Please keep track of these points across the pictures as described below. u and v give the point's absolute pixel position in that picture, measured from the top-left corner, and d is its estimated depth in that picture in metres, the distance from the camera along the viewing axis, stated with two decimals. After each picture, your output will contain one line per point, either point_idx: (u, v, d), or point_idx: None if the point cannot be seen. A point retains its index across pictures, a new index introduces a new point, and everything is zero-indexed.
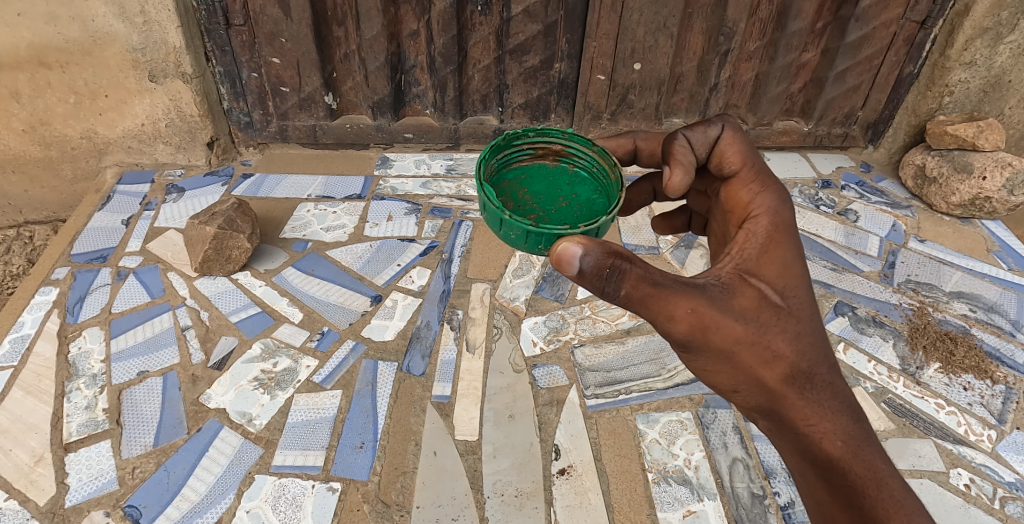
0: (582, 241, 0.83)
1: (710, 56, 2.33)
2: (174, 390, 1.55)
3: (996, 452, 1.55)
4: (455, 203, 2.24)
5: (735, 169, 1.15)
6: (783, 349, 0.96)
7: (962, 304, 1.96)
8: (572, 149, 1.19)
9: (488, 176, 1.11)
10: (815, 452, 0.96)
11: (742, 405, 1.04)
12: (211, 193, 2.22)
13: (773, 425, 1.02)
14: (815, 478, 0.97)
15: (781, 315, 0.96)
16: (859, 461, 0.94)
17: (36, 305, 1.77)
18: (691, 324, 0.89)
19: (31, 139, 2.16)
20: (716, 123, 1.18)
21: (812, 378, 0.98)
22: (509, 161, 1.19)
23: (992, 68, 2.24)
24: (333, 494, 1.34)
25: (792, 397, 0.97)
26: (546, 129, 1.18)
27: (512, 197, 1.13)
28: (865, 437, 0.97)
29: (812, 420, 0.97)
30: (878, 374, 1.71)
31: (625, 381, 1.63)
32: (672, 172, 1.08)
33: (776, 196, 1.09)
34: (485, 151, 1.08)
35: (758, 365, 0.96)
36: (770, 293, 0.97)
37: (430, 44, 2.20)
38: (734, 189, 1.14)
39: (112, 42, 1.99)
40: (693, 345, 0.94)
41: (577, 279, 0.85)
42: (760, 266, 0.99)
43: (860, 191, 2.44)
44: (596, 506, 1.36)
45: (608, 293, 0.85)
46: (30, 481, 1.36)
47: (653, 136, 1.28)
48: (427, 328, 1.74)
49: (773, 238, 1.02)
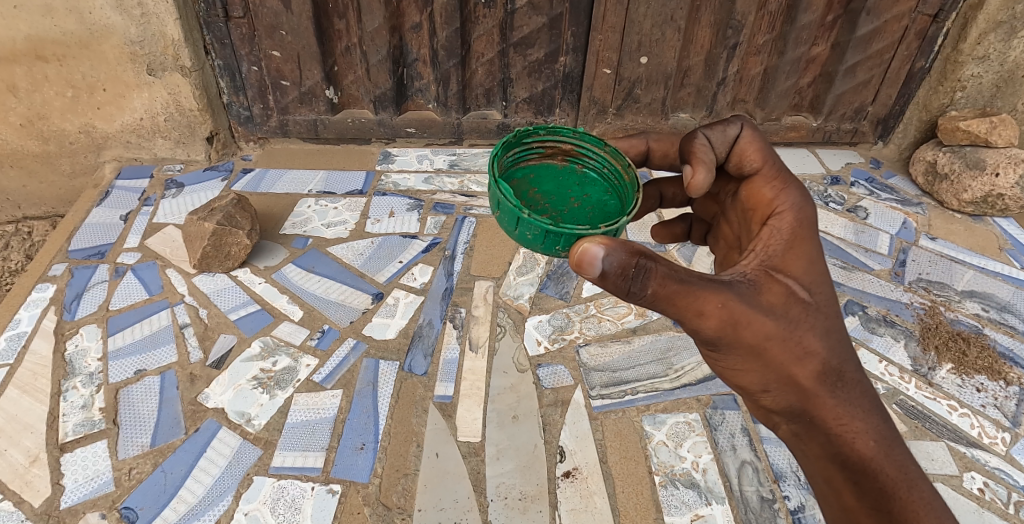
0: (603, 242, 0.81)
1: (719, 50, 2.28)
2: (172, 390, 1.52)
3: (1010, 455, 1.51)
4: (458, 199, 2.20)
5: (756, 167, 1.10)
6: (814, 345, 0.94)
7: (975, 304, 1.92)
8: (582, 149, 1.16)
9: (499, 175, 1.07)
10: (845, 453, 0.94)
11: (770, 405, 1.01)
12: (211, 188, 2.19)
13: (801, 427, 0.99)
14: (843, 481, 0.94)
15: (810, 311, 0.94)
16: (890, 462, 0.92)
17: (33, 302, 1.74)
18: (721, 320, 0.86)
19: (29, 133, 2.13)
20: (735, 123, 1.13)
21: (842, 376, 0.96)
22: (517, 160, 1.14)
23: (1005, 62, 2.19)
24: (333, 497, 1.31)
25: (823, 396, 0.95)
26: (556, 128, 1.14)
27: (522, 197, 1.10)
28: (894, 438, 0.95)
29: (844, 420, 0.94)
30: (889, 375, 1.67)
31: (632, 381, 1.60)
32: (695, 170, 1.05)
33: (800, 193, 1.04)
34: (497, 148, 1.04)
35: (790, 363, 0.93)
36: (797, 289, 0.94)
37: (432, 37, 2.16)
38: (755, 187, 1.10)
39: (110, 35, 1.95)
40: (722, 342, 0.91)
41: (599, 281, 0.83)
42: (787, 261, 0.96)
43: (870, 188, 2.40)
44: (602, 510, 1.33)
45: (634, 293, 0.82)
46: (24, 482, 1.34)
47: (666, 137, 1.25)
48: (430, 326, 1.71)
49: (798, 235, 0.99)
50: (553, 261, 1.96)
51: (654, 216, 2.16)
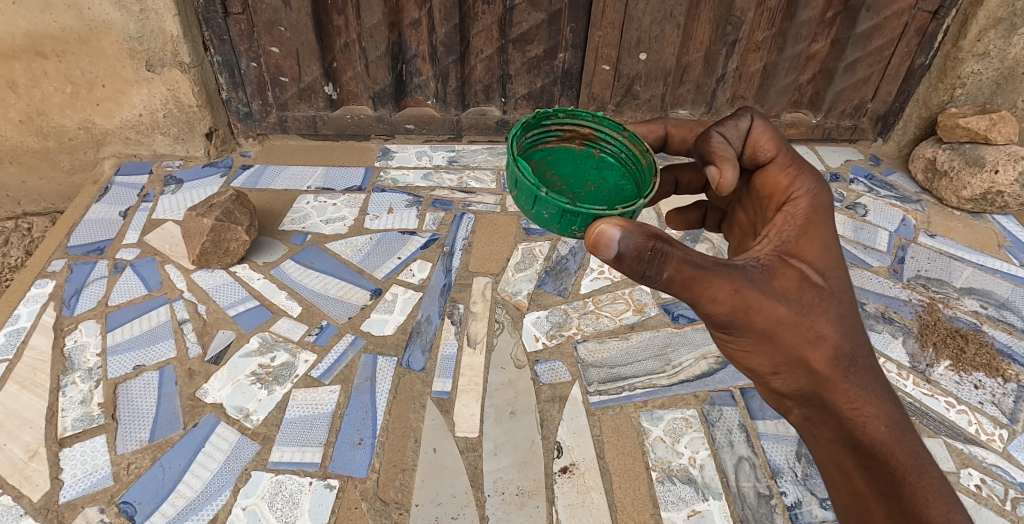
0: (620, 224, 0.80)
1: (718, 46, 2.28)
2: (171, 385, 1.52)
3: (1008, 452, 1.51)
4: (457, 195, 2.20)
5: (770, 156, 1.09)
6: (826, 330, 0.95)
7: (973, 300, 1.92)
8: (600, 133, 1.15)
9: (518, 154, 1.07)
10: (856, 436, 0.95)
11: (780, 389, 1.02)
12: (209, 184, 2.19)
13: (813, 411, 1.01)
14: (853, 466, 0.94)
15: (824, 296, 0.95)
16: (902, 447, 0.92)
17: (32, 298, 1.74)
18: (732, 305, 0.87)
19: (29, 129, 2.14)
20: (745, 115, 1.12)
21: (855, 361, 0.98)
22: (536, 142, 1.15)
23: (1006, 59, 2.19)
24: (331, 492, 1.32)
25: (837, 380, 0.96)
26: (576, 111, 1.13)
27: (540, 177, 1.10)
28: (906, 425, 0.95)
29: (857, 404, 0.96)
30: (887, 371, 1.67)
31: (629, 377, 1.60)
32: (721, 169, 1.00)
33: (815, 177, 1.04)
34: (516, 128, 1.04)
35: (801, 346, 0.95)
36: (811, 273, 0.95)
37: (432, 33, 2.16)
38: (770, 175, 1.09)
39: (109, 31, 1.95)
40: (733, 325, 0.92)
41: (614, 264, 0.82)
42: (801, 246, 0.96)
43: (869, 185, 2.40)
44: (598, 506, 1.33)
45: (649, 277, 0.82)
46: (24, 477, 1.34)
47: (685, 123, 1.25)
48: (428, 322, 1.71)
49: (813, 219, 0.99)
50: (552, 257, 1.96)
51: (653, 212, 2.16)
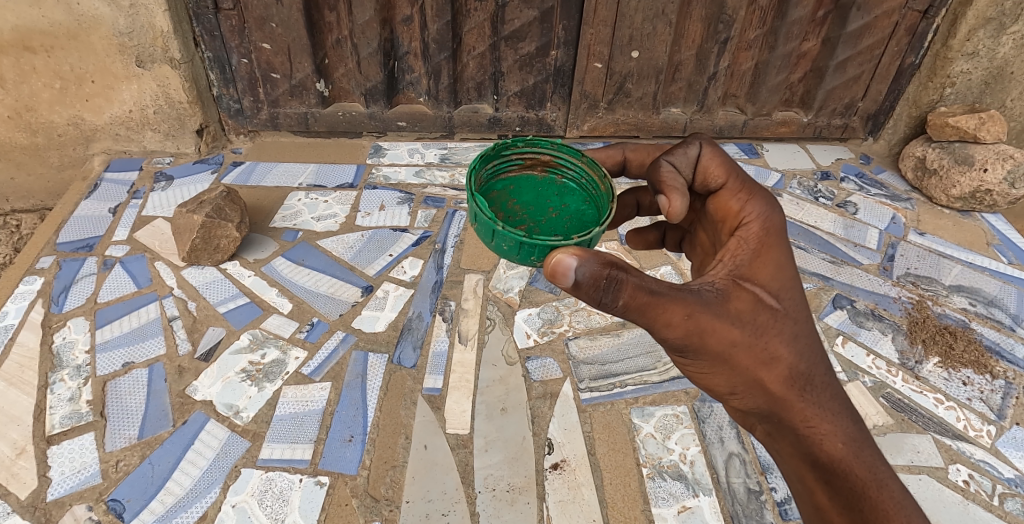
0: (576, 252, 0.81)
1: (710, 44, 2.29)
2: (161, 382, 1.52)
3: (995, 448, 1.53)
4: (449, 192, 2.20)
5: (720, 182, 1.09)
6: (780, 351, 0.95)
7: (962, 298, 1.93)
8: (560, 159, 1.14)
9: (477, 187, 1.07)
10: (816, 453, 0.95)
11: (740, 407, 1.03)
12: (199, 181, 2.18)
13: (772, 427, 1.01)
14: (815, 481, 0.96)
15: (778, 317, 0.95)
16: (859, 462, 0.93)
17: (21, 294, 1.73)
18: (686, 329, 0.88)
19: (17, 125, 2.12)
20: (693, 142, 1.12)
21: (812, 380, 0.97)
22: (497, 172, 1.13)
23: (994, 58, 2.21)
24: (321, 489, 1.32)
25: (792, 399, 0.96)
26: (534, 140, 1.12)
27: (501, 208, 1.10)
28: (864, 439, 0.96)
29: (812, 421, 0.96)
30: (876, 368, 1.69)
31: (620, 374, 1.61)
32: (670, 198, 1.00)
33: (766, 201, 1.04)
34: (474, 162, 1.03)
35: (756, 367, 0.95)
36: (765, 296, 0.94)
37: (424, 30, 2.16)
38: (722, 200, 1.08)
39: (98, 26, 1.94)
40: (689, 348, 0.93)
41: (573, 290, 0.83)
42: (754, 270, 0.96)
43: (860, 183, 2.41)
44: (589, 501, 1.33)
45: (605, 303, 0.83)
46: (11, 474, 1.33)
47: (642, 147, 1.24)
48: (419, 319, 1.71)
49: (766, 243, 0.99)
50: None
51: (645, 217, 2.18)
